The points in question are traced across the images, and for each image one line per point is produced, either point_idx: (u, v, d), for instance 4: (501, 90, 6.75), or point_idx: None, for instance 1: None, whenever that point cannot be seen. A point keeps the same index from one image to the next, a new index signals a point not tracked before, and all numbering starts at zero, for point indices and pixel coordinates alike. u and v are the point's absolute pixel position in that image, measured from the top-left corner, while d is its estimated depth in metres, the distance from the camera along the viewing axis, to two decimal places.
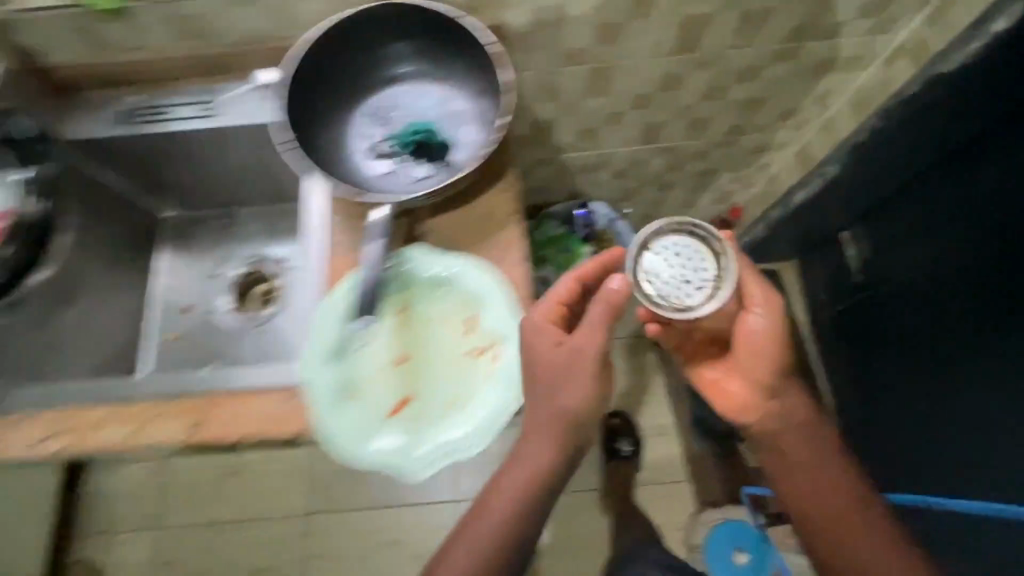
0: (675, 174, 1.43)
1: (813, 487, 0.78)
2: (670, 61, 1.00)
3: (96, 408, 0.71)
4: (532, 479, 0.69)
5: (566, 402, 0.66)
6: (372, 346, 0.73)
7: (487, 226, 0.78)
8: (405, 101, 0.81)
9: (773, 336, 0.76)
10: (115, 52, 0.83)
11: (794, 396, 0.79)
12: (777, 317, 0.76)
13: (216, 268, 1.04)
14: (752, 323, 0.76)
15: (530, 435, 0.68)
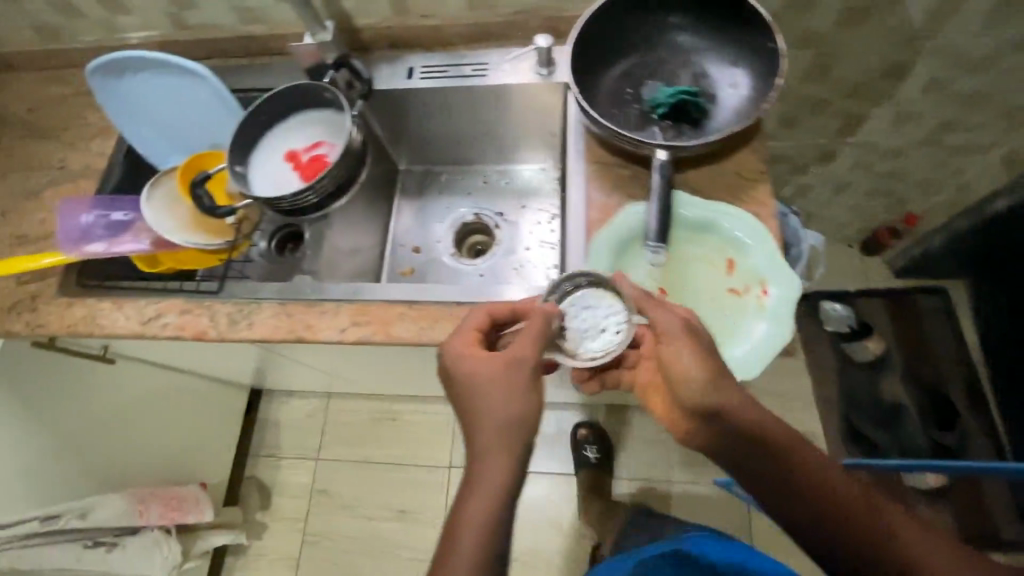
0: (859, 174, 1.41)
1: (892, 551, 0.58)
2: (903, 48, 1.02)
3: (395, 305, 0.83)
4: (501, 492, 0.60)
5: (516, 410, 0.63)
6: (634, 277, 0.77)
7: (741, 183, 0.83)
8: (667, 65, 0.88)
9: (704, 352, 0.67)
10: (414, 18, 0.99)
11: (743, 411, 0.65)
12: (681, 335, 0.67)
13: (442, 216, 1.17)
14: (682, 351, 0.66)
15: (498, 447, 0.62)
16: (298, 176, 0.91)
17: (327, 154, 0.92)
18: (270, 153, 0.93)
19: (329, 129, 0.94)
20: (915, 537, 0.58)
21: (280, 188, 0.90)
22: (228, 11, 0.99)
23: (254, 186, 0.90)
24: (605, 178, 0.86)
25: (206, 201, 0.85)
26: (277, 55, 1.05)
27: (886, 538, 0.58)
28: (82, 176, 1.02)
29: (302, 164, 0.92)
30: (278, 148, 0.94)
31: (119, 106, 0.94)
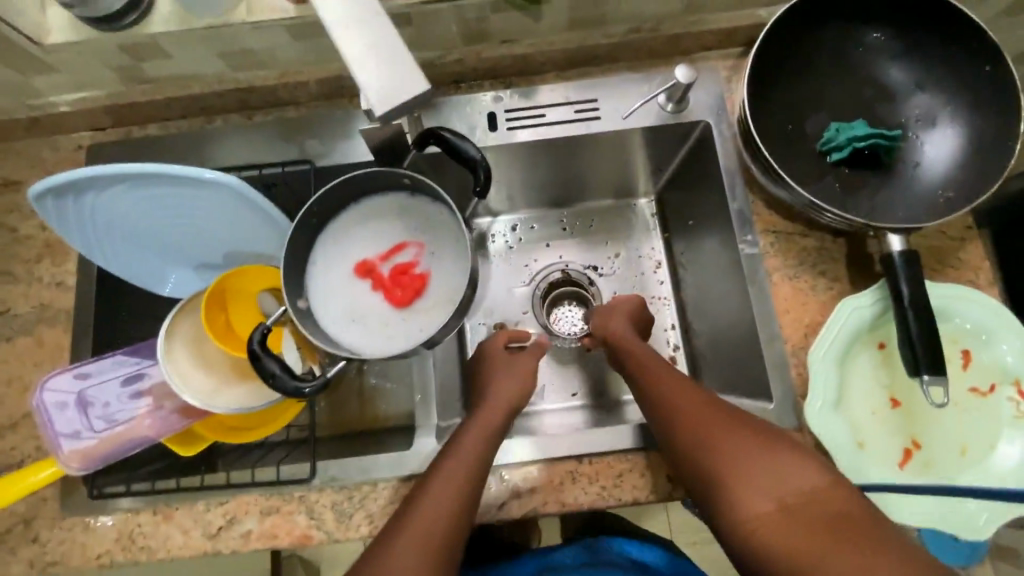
0: None
1: (688, 433, 0.57)
2: None
3: (562, 461, 0.65)
4: (493, 439, 0.63)
5: (529, 379, 0.72)
6: (859, 387, 0.64)
7: (949, 245, 0.69)
8: (837, 97, 0.71)
9: (631, 320, 0.76)
10: (491, 45, 0.72)
11: (637, 349, 0.70)
12: (629, 311, 0.77)
13: (515, 278, 0.91)
14: (612, 322, 0.75)
15: (500, 395, 0.69)
16: (381, 297, 0.67)
17: (414, 261, 0.67)
18: (331, 266, 0.67)
19: (409, 222, 0.68)
20: (715, 424, 0.57)
21: (364, 323, 0.66)
22: (215, 56, 0.68)
23: (326, 323, 0.65)
24: (785, 254, 0.70)
25: (280, 376, 0.58)
26: (291, 106, 0.76)
27: (689, 424, 0.58)
28: (41, 324, 0.71)
29: (385, 280, 0.67)
30: (341, 257, 0.67)
31: (86, 230, 0.64)
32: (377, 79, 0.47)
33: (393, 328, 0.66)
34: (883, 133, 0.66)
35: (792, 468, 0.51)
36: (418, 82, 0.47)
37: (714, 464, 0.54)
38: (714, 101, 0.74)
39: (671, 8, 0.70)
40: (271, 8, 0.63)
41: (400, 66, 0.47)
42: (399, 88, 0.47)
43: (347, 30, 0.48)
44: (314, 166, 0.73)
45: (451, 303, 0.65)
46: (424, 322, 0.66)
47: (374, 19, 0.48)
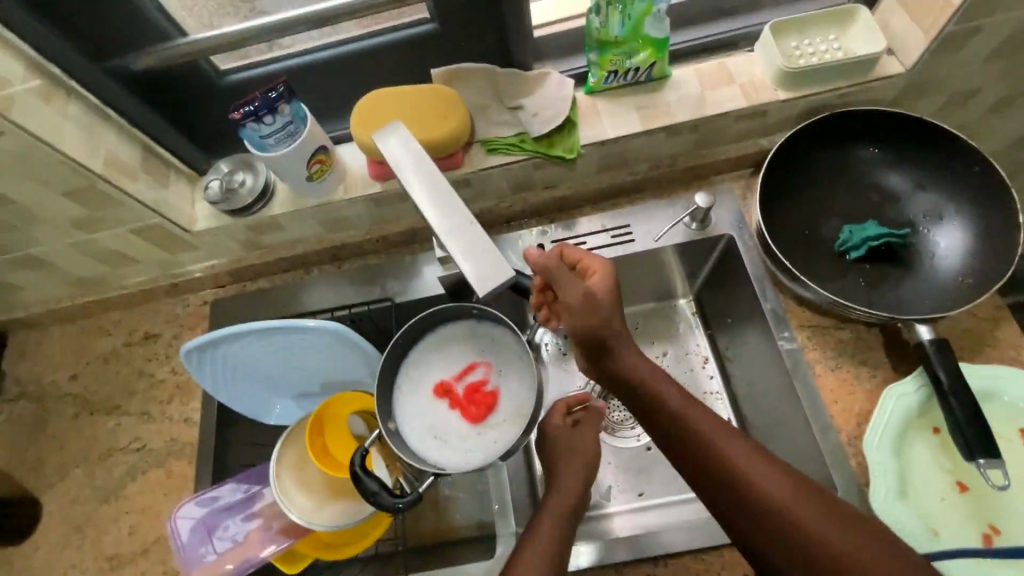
0: None
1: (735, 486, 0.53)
2: None
3: (639, 564, 0.68)
4: (568, 523, 0.69)
5: (591, 455, 0.75)
6: (920, 473, 0.65)
7: (984, 326, 0.73)
8: (845, 204, 0.80)
9: (616, 298, 0.61)
10: (535, 191, 0.87)
11: (633, 352, 0.61)
12: (599, 289, 0.61)
13: (574, 384, 0.97)
14: (587, 317, 0.60)
15: (571, 478, 0.73)
16: (458, 414, 0.75)
17: (484, 379, 0.76)
18: (412, 390, 0.76)
19: (478, 345, 0.78)
20: (768, 477, 0.53)
21: (446, 440, 0.74)
22: (317, 225, 0.85)
23: (412, 441, 0.74)
24: (822, 347, 0.75)
25: (380, 493, 0.66)
26: (373, 254, 0.91)
27: (734, 472, 0.54)
28: (170, 457, 0.83)
29: (460, 399, 0.75)
30: (421, 380, 0.77)
31: (217, 374, 0.77)
32: (469, 266, 0.46)
33: (471, 444, 0.73)
34: (893, 233, 0.74)
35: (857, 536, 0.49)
36: (505, 273, 0.46)
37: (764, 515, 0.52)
38: (734, 217, 0.84)
39: (683, 148, 0.83)
40: (362, 186, 0.80)
41: (489, 254, 0.47)
42: (491, 279, 0.46)
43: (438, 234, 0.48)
44: (394, 302, 0.87)
45: (524, 415, 0.73)
46: (500, 435, 0.73)
47: (456, 204, 0.49)
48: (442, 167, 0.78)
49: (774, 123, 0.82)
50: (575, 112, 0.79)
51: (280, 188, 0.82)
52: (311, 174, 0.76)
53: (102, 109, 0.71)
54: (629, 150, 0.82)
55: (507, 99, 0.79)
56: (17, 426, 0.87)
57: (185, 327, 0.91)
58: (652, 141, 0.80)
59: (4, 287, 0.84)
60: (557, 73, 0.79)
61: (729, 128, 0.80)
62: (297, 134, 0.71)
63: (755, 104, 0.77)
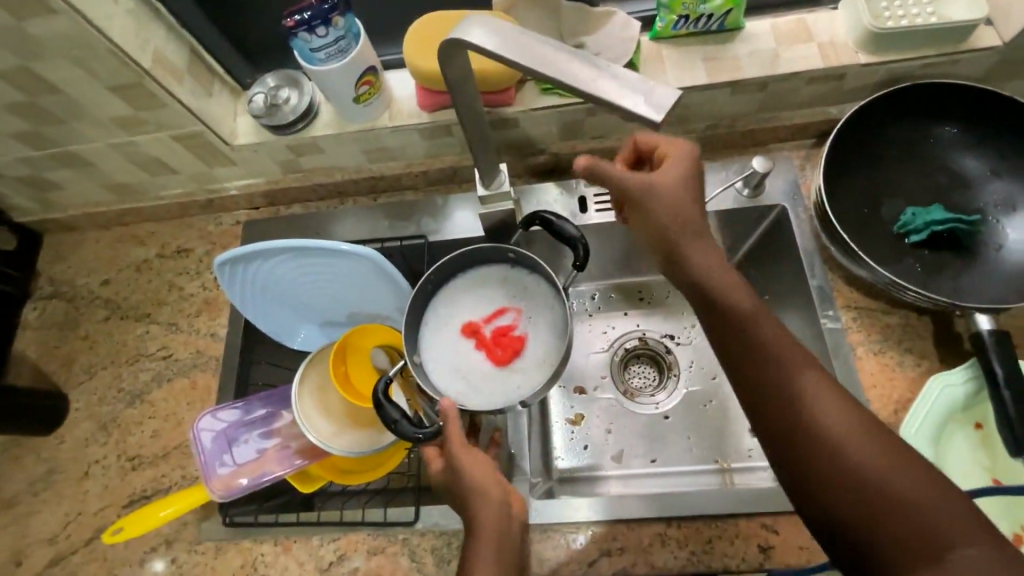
0: None
1: (788, 405, 0.52)
2: None
3: (651, 523, 0.67)
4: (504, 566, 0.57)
5: (481, 477, 0.61)
6: (958, 464, 0.64)
7: None
8: (911, 184, 0.75)
9: (688, 187, 0.58)
10: (584, 140, 0.84)
11: (695, 255, 0.58)
12: (676, 176, 0.58)
13: (597, 346, 0.96)
14: (657, 208, 0.57)
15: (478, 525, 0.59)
16: (483, 356, 0.74)
17: (513, 324, 0.75)
18: (441, 323, 0.75)
19: (512, 290, 0.76)
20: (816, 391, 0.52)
21: (469, 378, 0.73)
22: (358, 152, 0.83)
23: (435, 379, 0.72)
24: (866, 330, 0.72)
25: (400, 421, 0.65)
26: (410, 191, 0.90)
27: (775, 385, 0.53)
28: (195, 368, 0.84)
29: (487, 340, 0.74)
30: (451, 317, 0.76)
31: (248, 290, 0.77)
32: (631, 101, 0.44)
33: (494, 385, 0.72)
34: (961, 219, 0.70)
35: (903, 472, 0.47)
36: (669, 88, 0.44)
37: (814, 443, 0.50)
38: (789, 187, 0.80)
39: (747, 108, 0.79)
40: (408, 114, 0.78)
41: (641, 83, 0.45)
42: (658, 98, 0.44)
43: (578, 84, 0.45)
44: (427, 241, 0.85)
45: (551, 364, 0.72)
46: (524, 381, 0.72)
47: (578, 55, 0.47)
48: (490, 103, 0.75)
49: (849, 89, 0.77)
50: (638, 57, 0.75)
51: (324, 109, 0.79)
52: (358, 96, 0.73)
53: (153, 2, 0.69)
54: (690, 104, 0.77)
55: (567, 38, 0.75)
56: (50, 324, 0.89)
57: (217, 244, 0.90)
58: (714, 97, 0.76)
59: (44, 183, 0.84)
60: (624, 14, 0.75)
61: (800, 89, 0.76)
62: (349, 51, 0.68)
63: (831, 66, 0.72)
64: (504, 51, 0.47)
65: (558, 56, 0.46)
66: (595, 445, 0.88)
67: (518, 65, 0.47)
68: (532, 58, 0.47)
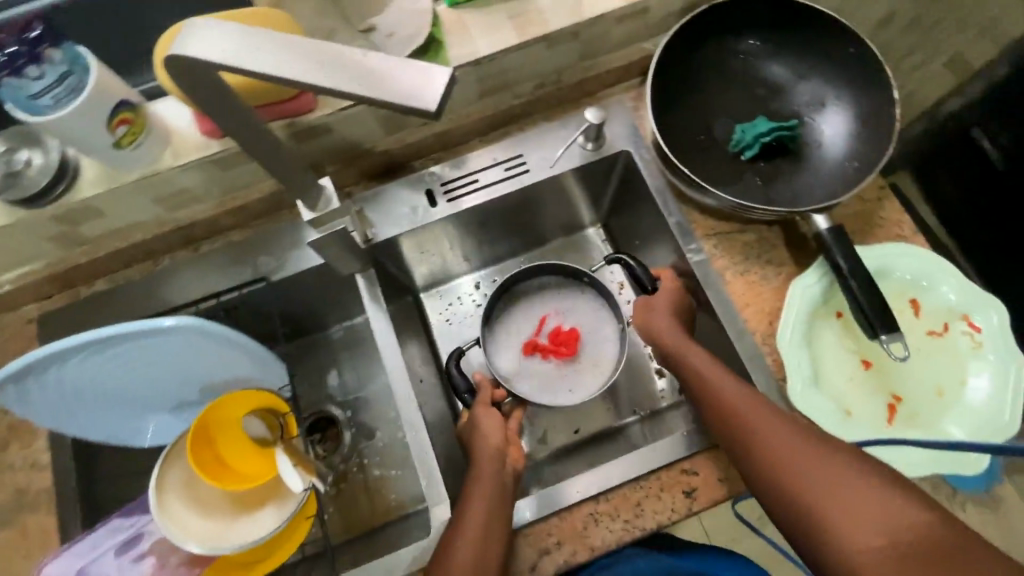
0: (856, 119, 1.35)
1: (768, 466, 0.55)
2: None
3: (582, 505, 0.65)
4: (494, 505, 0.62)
5: (490, 433, 0.69)
6: (830, 357, 0.67)
7: (871, 208, 0.74)
8: (734, 103, 0.77)
9: (670, 297, 0.73)
10: (412, 129, 0.76)
11: (660, 333, 0.70)
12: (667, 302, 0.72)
13: None
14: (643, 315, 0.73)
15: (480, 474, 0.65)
16: (551, 361, 0.84)
17: (576, 338, 0.84)
18: (506, 325, 0.86)
19: (568, 304, 0.86)
20: (763, 420, 0.58)
21: (526, 375, 0.83)
22: (150, 203, 0.69)
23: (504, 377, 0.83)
24: (728, 254, 0.74)
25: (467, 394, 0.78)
26: (234, 231, 0.78)
27: (725, 412, 0.60)
28: (20, 512, 0.68)
29: (551, 348, 0.84)
30: (512, 321, 0.86)
31: (54, 405, 0.62)
32: (388, 93, 0.34)
33: (552, 389, 0.83)
34: (782, 125, 0.72)
35: (843, 478, 0.51)
36: (436, 66, 0.34)
37: (768, 464, 0.56)
38: (628, 131, 0.79)
39: (567, 61, 0.76)
40: (194, 147, 0.65)
41: (402, 66, 0.35)
42: (421, 83, 0.34)
43: (328, 83, 0.36)
44: (269, 281, 0.75)
45: (603, 376, 0.82)
46: (580, 383, 0.83)
47: (327, 46, 0.37)
48: (287, 113, 0.65)
49: (657, 21, 0.75)
50: (439, 29, 0.68)
51: (85, 162, 0.65)
52: (118, 141, 0.60)
53: None
54: (508, 69, 0.72)
55: (356, 22, 0.66)
56: None
57: (6, 355, 0.73)
58: (530, 56, 0.71)
59: None
60: None
61: (611, 31, 0.73)
62: (82, 89, 0.55)
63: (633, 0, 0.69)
64: (234, 59, 0.37)
65: (297, 54, 0.36)
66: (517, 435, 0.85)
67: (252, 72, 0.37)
68: (269, 60, 0.37)
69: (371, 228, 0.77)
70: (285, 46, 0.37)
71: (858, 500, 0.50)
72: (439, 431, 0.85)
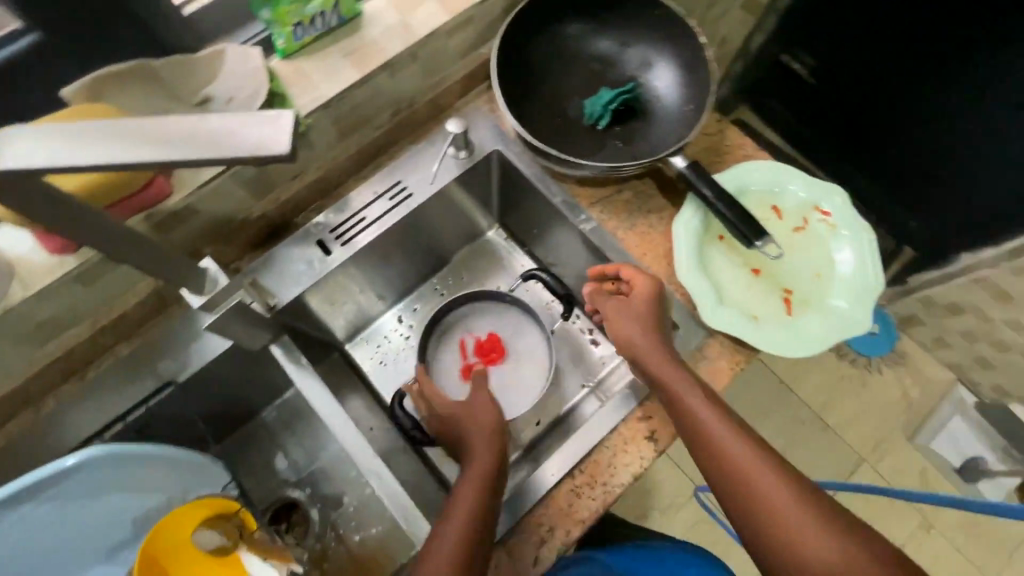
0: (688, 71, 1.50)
1: (730, 481, 0.59)
2: None
3: (560, 486, 0.67)
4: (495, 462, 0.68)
5: (484, 413, 0.76)
6: (725, 276, 0.75)
7: (716, 140, 0.83)
8: (576, 82, 0.84)
9: (649, 303, 0.70)
10: (282, 187, 0.75)
11: (632, 335, 0.70)
12: (639, 309, 0.70)
13: None
14: (624, 328, 0.70)
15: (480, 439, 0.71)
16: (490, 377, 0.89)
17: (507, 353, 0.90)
18: (441, 355, 0.90)
19: (494, 322, 0.92)
20: (724, 433, 0.61)
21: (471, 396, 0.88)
22: (11, 345, 0.62)
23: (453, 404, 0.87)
24: (614, 214, 0.80)
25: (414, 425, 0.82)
26: (120, 344, 0.73)
27: (690, 421, 0.63)
28: None
29: (487, 366, 0.89)
30: (444, 355, 0.90)
31: None
32: (233, 147, 0.34)
33: (496, 404, 0.88)
34: (622, 90, 0.80)
35: (797, 506, 0.56)
36: (270, 109, 0.35)
37: (728, 478, 0.59)
38: (491, 132, 0.83)
39: (414, 83, 0.78)
40: (46, 272, 0.59)
41: (237, 118, 0.35)
42: (263, 129, 0.35)
43: (169, 155, 0.35)
44: (177, 383, 0.71)
45: (539, 381, 0.88)
46: (520, 391, 0.88)
47: (156, 120, 0.36)
48: (144, 206, 0.61)
49: (486, 26, 0.79)
50: (278, 82, 0.68)
51: None
52: None
53: None
54: (360, 105, 0.73)
55: (188, 96, 0.64)
56: None
57: None
58: (376, 87, 0.73)
59: None
60: (235, 45, 0.65)
61: (447, 46, 0.76)
62: None
63: (456, 13, 0.73)
64: (55, 159, 0.35)
65: (127, 136, 0.36)
66: None
67: (81, 167, 0.35)
68: (97, 149, 0.35)
69: (272, 295, 0.74)
70: (112, 133, 0.36)
71: (809, 529, 0.54)
72: (406, 472, 0.83)
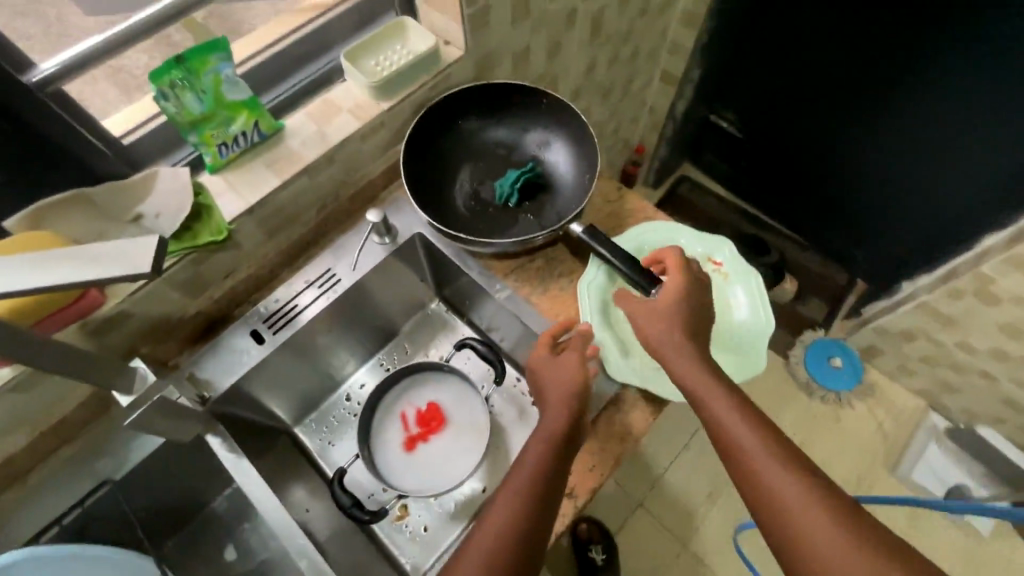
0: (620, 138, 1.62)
1: (765, 505, 0.59)
2: (603, 47, 1.18)
3: None
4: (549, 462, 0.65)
5: (570, 378, 0.71)
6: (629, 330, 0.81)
7: (617, 206, 0.91)
8: (485, 167, 0.93)
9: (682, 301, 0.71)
10: (216, 285, 0.81)
11: (673, 354, 0.68)
12: (664, 308, 0.70)
13: None
14: (673, 358, 0.68)
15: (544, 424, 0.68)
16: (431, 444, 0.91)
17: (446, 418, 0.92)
18: (384, 428, 0.93)
19: (433, 390, 0.95)
20: (769, 468, 0.59)
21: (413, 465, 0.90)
22: None
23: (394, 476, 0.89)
24: (528, 282, 0.87)
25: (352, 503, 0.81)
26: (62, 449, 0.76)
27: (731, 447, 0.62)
28: None
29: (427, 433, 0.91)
30: (387, 429, 0.93)
31: None
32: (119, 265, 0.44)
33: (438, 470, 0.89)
34: (524, 170, 0.88)
35: (836, 546, 0.54)
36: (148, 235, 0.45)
37: (764, 503, 0.59)
38: (411, 217, 0.91)
39: (334, 182, 0.86)
40: None
41: (128, 244, 0.46)
42: (142, 252, 0.45)
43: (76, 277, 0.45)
44: (113, 480, 0.76)
45: (478, 443, 0.90)
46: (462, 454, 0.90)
47: (71, 254, 0.47)
48: (76, 316, 0.66)
49: (397, 127, 0.89)
50: (205, 195, 0.76)
51: None
52: None
53: None
54: (282, 206, 0.81)
55: (121, 215, 0.72)
56: None
57: None
58: (296, 190, 0.81)
59: None
60: (165, 167, 0.74)
61: (361, 148, 0.85)
62: None
63: (365, 121, 0.83)
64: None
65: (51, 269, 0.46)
66: (430, 518, 0.88)
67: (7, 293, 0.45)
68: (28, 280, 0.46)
69: (209, 386, 0.79)
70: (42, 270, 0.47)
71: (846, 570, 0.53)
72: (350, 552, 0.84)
